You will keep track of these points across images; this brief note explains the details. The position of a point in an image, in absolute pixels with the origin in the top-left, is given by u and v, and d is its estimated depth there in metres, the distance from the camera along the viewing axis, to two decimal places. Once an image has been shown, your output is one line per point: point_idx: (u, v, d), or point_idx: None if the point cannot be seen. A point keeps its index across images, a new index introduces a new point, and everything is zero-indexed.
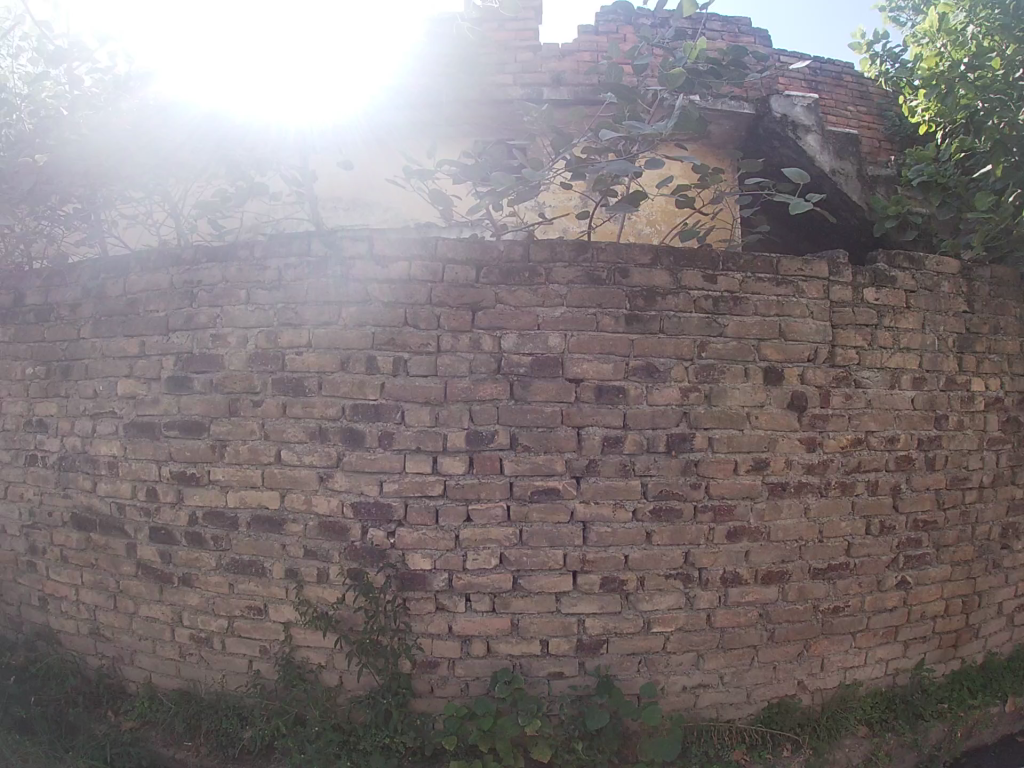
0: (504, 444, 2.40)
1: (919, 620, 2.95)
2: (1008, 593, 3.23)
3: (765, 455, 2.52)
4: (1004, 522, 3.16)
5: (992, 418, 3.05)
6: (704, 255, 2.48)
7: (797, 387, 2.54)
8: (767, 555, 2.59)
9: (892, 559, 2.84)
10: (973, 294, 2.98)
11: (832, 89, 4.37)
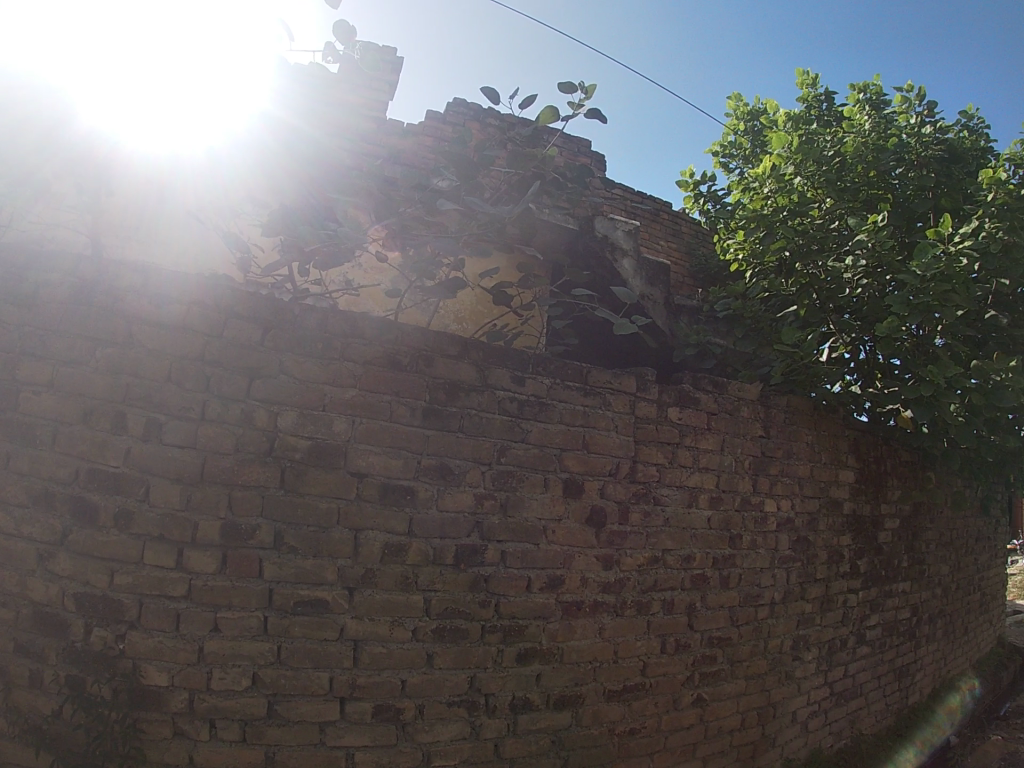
0: (265, 543, 2.02)
1: (717, 736, 2.79)
2: (802, 700, 3.15)
3: (559, 572, 2.35)
4: (796, 635, 3.12)
5: (782, 539, 3.05)
6: (515, 355, 2.35)
7: (595, 501, 2.43)
8: (560, 678, 2.37)
9: (687, 676, 2.70)
10: (769, 419, 3.03)
11: (649, 221, 4.56)
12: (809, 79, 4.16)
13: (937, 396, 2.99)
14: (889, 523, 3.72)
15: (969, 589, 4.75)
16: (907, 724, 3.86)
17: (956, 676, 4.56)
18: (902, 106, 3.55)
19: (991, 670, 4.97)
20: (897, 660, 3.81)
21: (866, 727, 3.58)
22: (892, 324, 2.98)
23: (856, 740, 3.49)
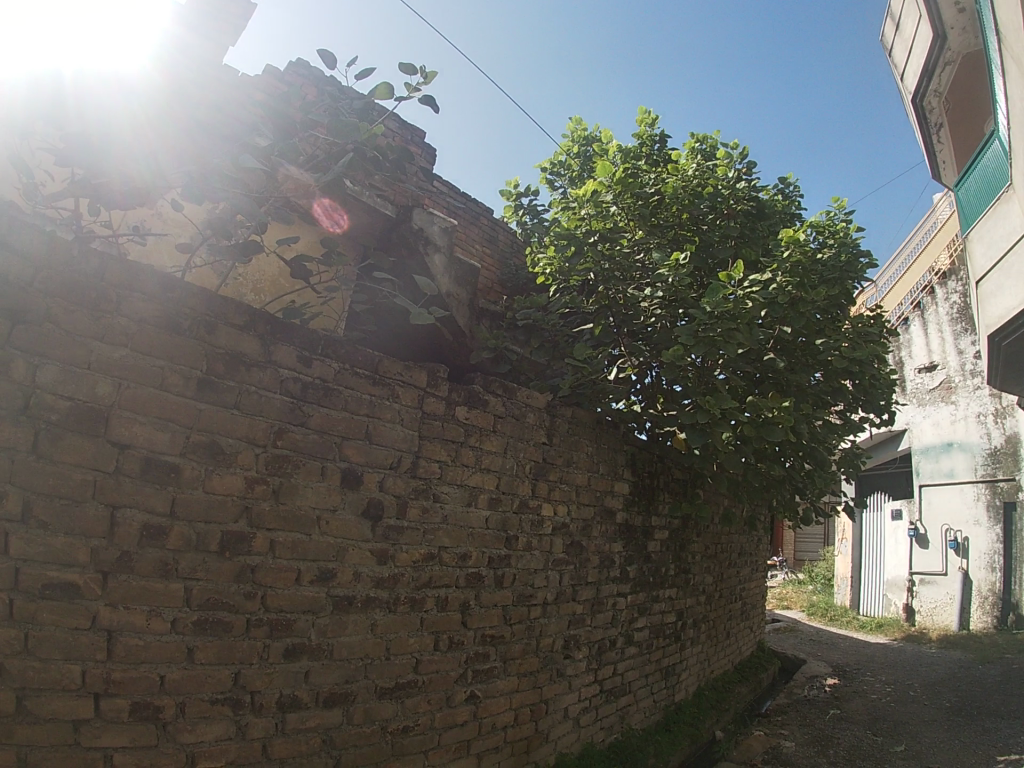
0: (10, 515, 1.68)
1: (490, 732, 2.84)
2: (573, 696, 3.30)
3: (331, 566, 2.29)
4: (566, 634, 3.28)
5: (556, 543, 3.21)
6: (306, 334, 2.27)
7: (374, 494, 2.41)
8: (330, 675, 2.27)
9: (460, 673, 2.72)
10: (551, 428, 3.23)
11: (467, 223, 4.59)
12: (649, 118, 4.40)
13: (710, 423, 3.26)
14: (659, 534, 4.05)
15: (731, 598, 5.27)
16: (674, 719, 4.13)
17: (717, 676, 5.00)
18: (724, 160, 3.87)
19: (748, 671, 5.51)
20: (662, 660, 4.12)
21: (634, 722, 3.82)
22: (678, 351, 3.22)
23: (624, 734, 3.70)
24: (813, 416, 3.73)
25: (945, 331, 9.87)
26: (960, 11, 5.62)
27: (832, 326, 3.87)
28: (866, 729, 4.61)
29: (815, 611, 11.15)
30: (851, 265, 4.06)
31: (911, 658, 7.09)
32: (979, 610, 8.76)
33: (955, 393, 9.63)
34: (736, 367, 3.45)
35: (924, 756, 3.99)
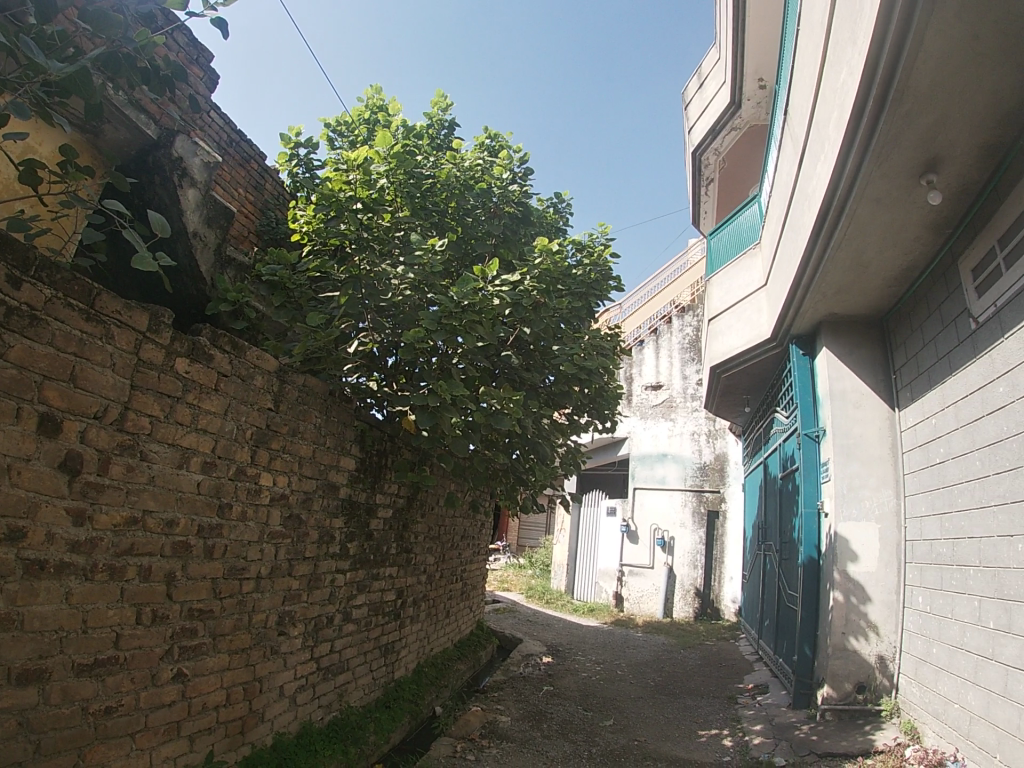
0: None
1: (201, 713, 2.61)
2: (289, 674, 3.15)
3: (23, 525, 1.93)
4: (282, 611, 3.09)
5: (274, 513, 3.00)
6: (15, 245, 1.87)
7: (75, 445, 2.07)
8: (20, 651, 1.92)
9: (166, 649, 2.45)
10: (279, 394, 3.03)
11: (234, 164, 4.20)
12: (442, 102, 4.37)
13: (440, 407, 3.28)
14: (380, 511, 4.03)
15: (451, 578, 5.46)
16: (394, 695, 4.16)
17: (436, 653, 5.12)
18: (501, 162, 4.03)
19: (468, 649, 5.73)
20: (381, 638, 4.11)
21: (353, 700, 3.76)
22: (417, 334, 3.18)
23: (343, 712, 3.63)
24: (540, 414, 4.01)
25: (673, 356, 11.30)
26: (762, 89, 6.28)
27: (573, 336, 4.21)
28: (576, 704, 5.01)
29: (534, 592, 11.89)
30: (598, 283, 4.38)
31: (622, 641, 7.90)
32: (681, 600, 10.08)
33: (676, 410, 10.98)
34: (474, 358, 3.59)
35: (630, 728, 4.42)
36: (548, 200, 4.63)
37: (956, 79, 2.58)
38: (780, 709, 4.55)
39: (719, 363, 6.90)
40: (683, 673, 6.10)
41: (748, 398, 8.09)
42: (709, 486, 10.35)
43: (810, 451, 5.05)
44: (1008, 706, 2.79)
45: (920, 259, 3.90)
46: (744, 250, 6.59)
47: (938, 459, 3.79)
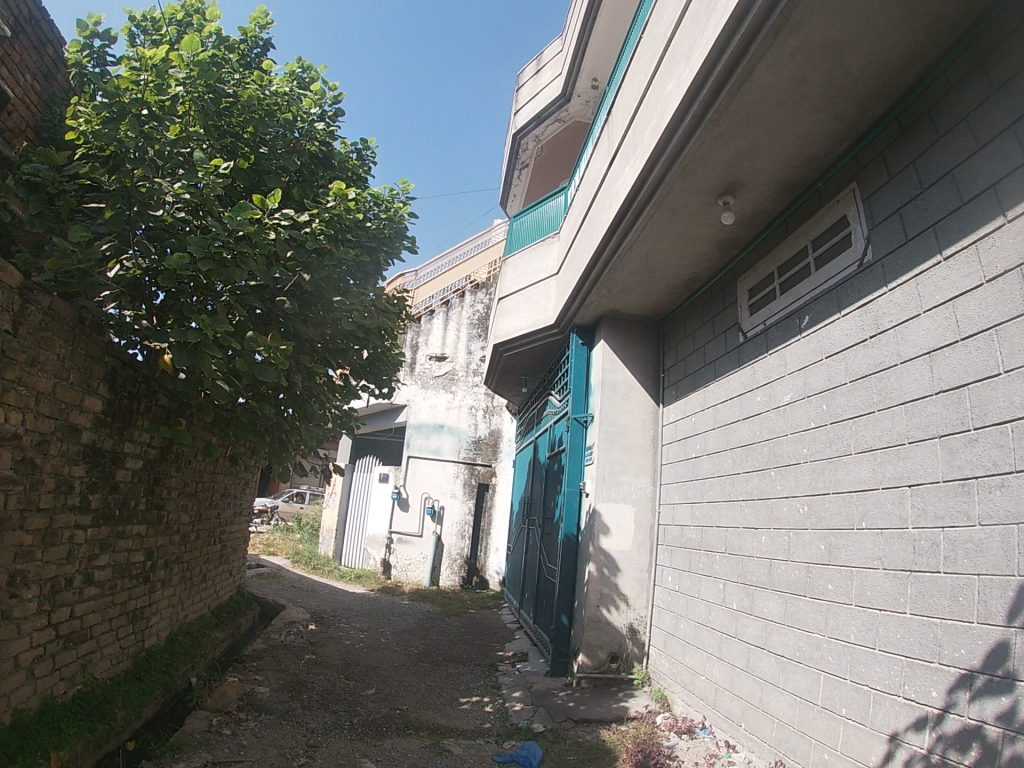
0: None
1: None
2: (23, 643, 2.71)
3: None
4: (11, 569, 2.63)
5: (3, 454, 2.53)
6: None
7: None
8: None
9: None
10: (20, 316, 2.54)
11: (29, 46, 3.54)
12: (263, 19, 3.98)
13: (201, 346, 2.96)
14: (129, 462, 3.59)
15: (208, 539, 5.07)
16: (144, 666, 3.79)
17: (190, 621, 4.75)
18: (311, 95, 3.78)
19: (226, 617, 5.39)
20: (129, 603, 3.70)
21: (98, 672, 3.36)
22: (184, 260, 2.90)
23: (87, 685, 3.22)
24: (312, 370, 3.87)
25: (461, 331, 11.49)
26: (593, 88, 6.54)
27: (357, 290, 4.09)
28: (339, 673, 4.95)
29: (300, 557, 11.48)
30: (389, 239, 4.33)
31: (388, 609, 7.94)
32: (448, 570, 10.37)
33: (456, 383, 11.18)
34: (243, 299, 3.33)
35: (393, 698, 4.45)
36: (354, 146, 4.42)
37: (774, 114, 2.87)
38: (539, 677, 4.88)
39: (503, 343, 7.13)
40: (448, 641, 6.31)
41: (525, 378, 8.49)
42: (481, 459, 10.78)
43: (576, 434, 5.43)
44: (749, 679, 3.25)
45: (704, 273, 4.34)
46: (542, 239, 6.88)
47: (694, 454, 4.28)
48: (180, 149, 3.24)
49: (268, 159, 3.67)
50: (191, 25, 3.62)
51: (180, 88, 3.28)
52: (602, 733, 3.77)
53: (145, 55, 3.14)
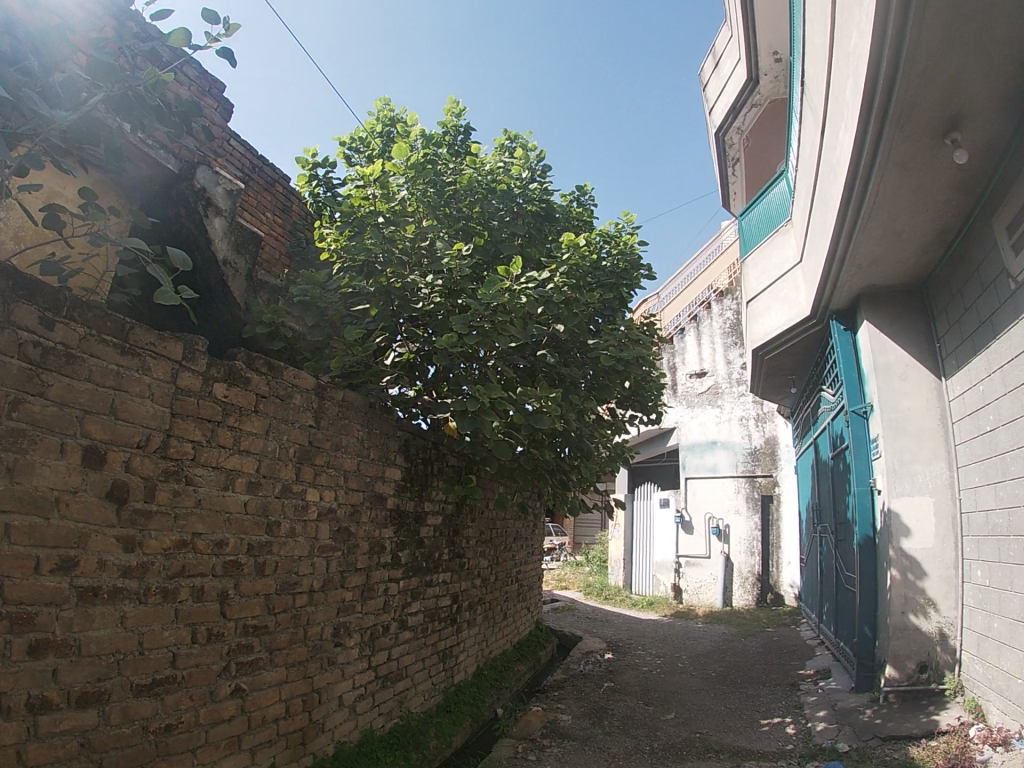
0: None
1: (261, 726, 2.59)
2: (347, 683, 3.17)
3: (73, 554, 1.90)
4: (336, 622, 3.11)
5: (324, 528, 3.03)
6: (50, 293, 1.86)
7: (121, 475, 2.04)
8: (80, 673, 1.91)
9: (223, 666, 2.42)
10: (320, 411, 3.04)
11: (260, 189, 4.31)
12: (456, 108, 4.40)
13: (480, 410, 3.28)
14: (431, 519, 4.06)
15: (507, 580, 5.50)
16: (455, 699, 4.19)
17: (497, 656, 5.16)
18: (518, 162, 4.05)
19: (527, 650, 5.75)
20: (439, 643, 4.14)
21: (413, 707, 3.79)
22: (451, 340, 3.25)
23: (404, 718, 3.65)
24: (583, 408, 3.99)
25: (715, 343, 11.07)
26: (777, 61, 6.10)
27: (609, 328, 4.31)
28: (638, 699, 4.97)
29: (593, 589, 11.81)
30: (627, 272, 4.34)
31: (682, 633, 7.81)
32: (740, 588, 9.93)
33: (721, 396, 10.78)
34: (510, 358, 3.58)
35: (692, 721, 4.35)
36: (573, 196, 4.63)
37: (970, 24, 2.49)
38: (842, 693, 4.45)
39: (760, 346, 6.81)
40: (746, 662, 6.00)
41: (793, 378, 7.93)
42: (762, 470, 10.05)
43: (857, 427, 4.93)
44: None
45: (955, 220, 3.77)
46: (776, 229, 6.49)
47: (990, 427, 3.65)
48: (422, 243, 3.64)
49: (497, 228, 3.99)
50: (398, 133, 4.13)
51: (402, 190, 3.75)
52: (911, 750, 3.33)
53: (364, 173, 3.64)
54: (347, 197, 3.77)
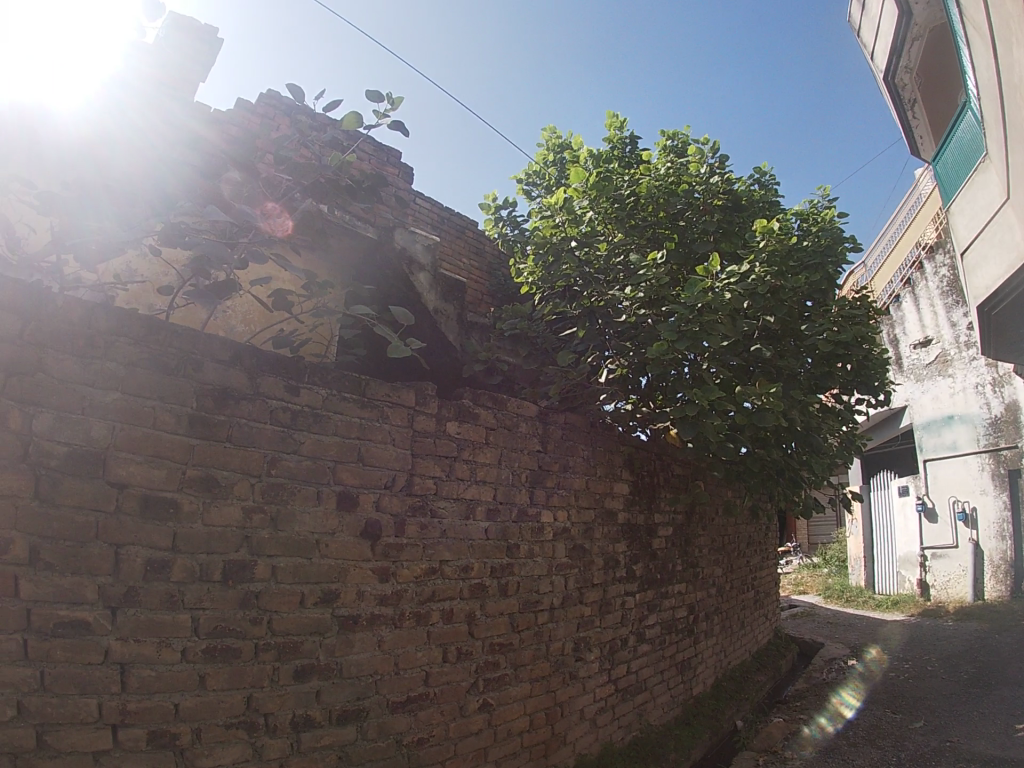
0: (14, 560, 1.65)
1: (506, 739, 2.78)
2: (588, 698, 3.30)
3: (336, 587, 2.20)
4: (576, 637, 3.26)
5: (560, 547, 3.20)
6: (291, 363, 2.18)
7: (372, 514, 2.32)
8: (342, 693, 2.18)
9: (472, 683, 2.66)
10: (546, 435, 3.19)
11: (453, 237, 4.64)
12: (617, 122, 4.52)
13: (701, 412, 3.38)
14: (662, 530, 4.12)
15: (742, 588, 5.39)
16: (693, 712, 4.20)
17: (735, 666, 5.09)
18: (693, 158, 4.02)
19: (769, 661, 5.61)
20: (677, 655, 4.18)
21: (652, 720, 3.84)
22: (662, 347, 3.35)
23: (644, 731, 3.71)
24: (808, 402, 3.86)
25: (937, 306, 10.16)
26: None
27: (823, 310, 4.09)
28: (883, 707, 4.64)
29: (832, 593, 11.11)
30: (831, 246, 4.30)
31: (931, 634, 7.14)
32: (993, 580, 8.75)
33: (952, 365, 9.80)
34: (724, 357, 3.51)
35: (942, 729, 4.00)
36: (753, 179, 4.51)
37: None
38: None
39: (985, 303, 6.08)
40: (1002, 660, 5.40)
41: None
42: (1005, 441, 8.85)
43: None
44: None
45: None
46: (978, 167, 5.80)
47: None
48: (617, 259, 3.77)
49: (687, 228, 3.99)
50: (569, 159, 4.33)
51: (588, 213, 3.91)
52: None
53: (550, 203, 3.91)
54: (537, 230, 4.01)
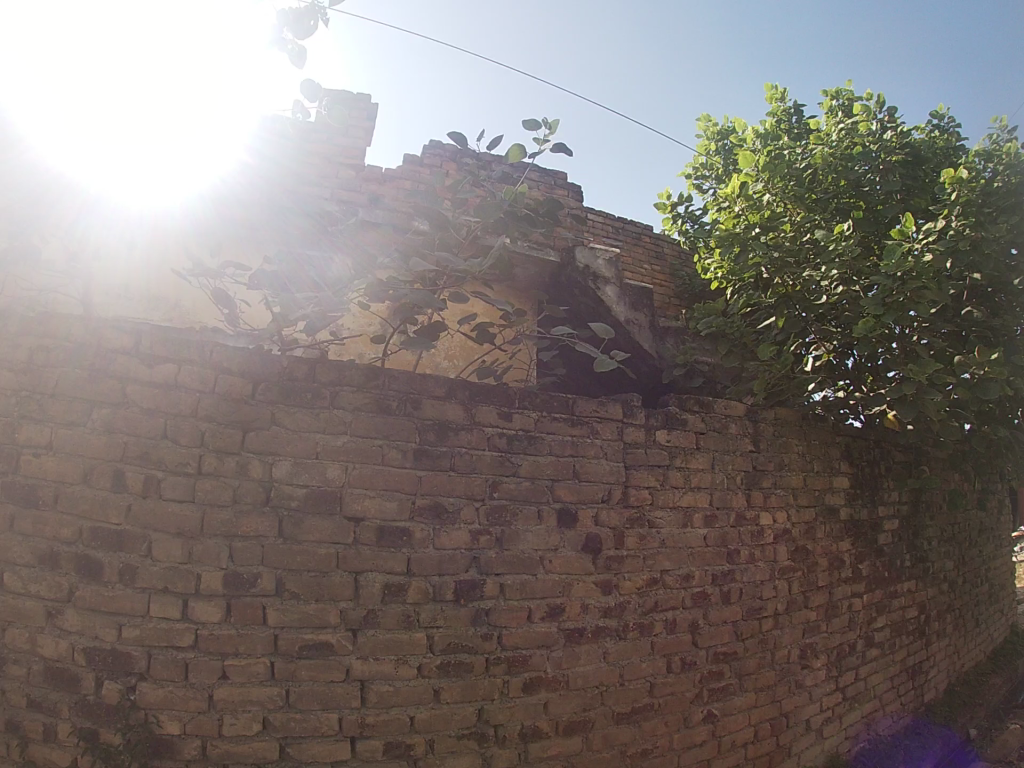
0: (268, 590, 1.89)
1: (732, 750, 2.71)
2: (814, 708, 3.12)
3: (560, 601, 2.25)
4: (803, 644, 3.09)
5: (781, 550, 3.05)
6: (502, 391, 2.22)
7: (591, 529, 2.31)
8: (568, 704, 2.25)
9: (697, 693, 2.62)
10: (758, 433, 3.05)
11: (630, 248, 4.60)
12: (776, 94, 4.31)
13: (920, 391, 3.11)
14: (887, 525, 3.81)
15: (978, 582, 4.87)
16: (925, 721, 3.85)
17: (971, 668, 4.63)
18: (863, 118, 3.77)
19: (1006, 660, 5.05)
20: (908, 660, 3.85)
21: (882, 731, 3.57)
22: (867, 324, 3.12)
23: (873, 742, 3.47)
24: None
25: None
26: None
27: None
28: None
29: None
30: None
31: None
32: None
33: None
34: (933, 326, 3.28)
35: None
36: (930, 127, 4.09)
37: None
38: None
39: None
40: None
41: None
42: None
43: None
44: None
45: None
46: None
47: None
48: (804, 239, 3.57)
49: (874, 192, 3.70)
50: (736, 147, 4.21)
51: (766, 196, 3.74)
52: None
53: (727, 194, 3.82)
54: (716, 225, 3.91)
